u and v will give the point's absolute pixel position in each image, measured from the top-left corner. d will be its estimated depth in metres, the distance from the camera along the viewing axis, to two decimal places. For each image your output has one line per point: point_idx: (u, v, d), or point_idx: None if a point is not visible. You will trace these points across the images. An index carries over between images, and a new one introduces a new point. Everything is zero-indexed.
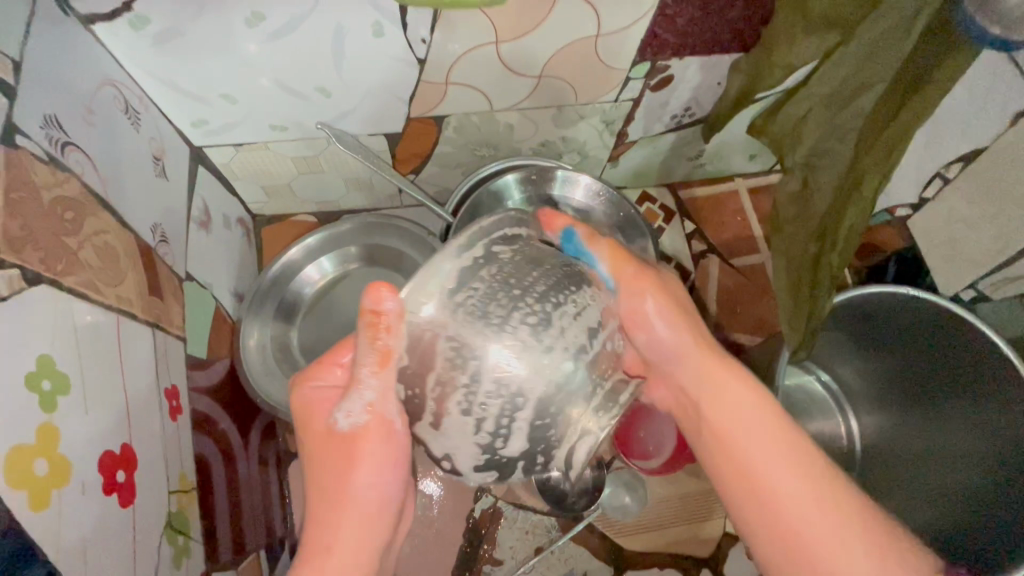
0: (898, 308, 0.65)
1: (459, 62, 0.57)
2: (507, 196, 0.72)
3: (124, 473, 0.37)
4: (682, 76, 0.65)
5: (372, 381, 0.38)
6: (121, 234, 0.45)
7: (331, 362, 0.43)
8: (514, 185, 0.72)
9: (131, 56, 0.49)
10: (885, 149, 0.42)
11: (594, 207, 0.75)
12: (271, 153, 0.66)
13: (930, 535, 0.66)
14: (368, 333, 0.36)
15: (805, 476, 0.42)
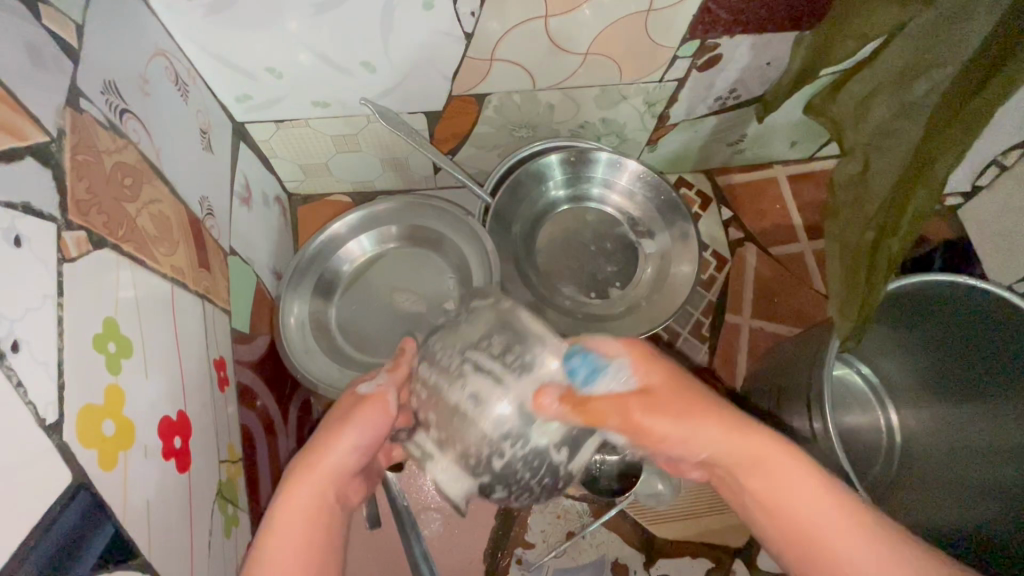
0: (948, 299, 0.62)
1: (506, 37, 0.56)
2: (546, 178, 0.73)
3: (180, 440, 0.38)
4: (731, 55, 0.63)
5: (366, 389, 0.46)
6: (173, 204, 0.45)
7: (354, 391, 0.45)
8: (554, 167, 0.73)
9: (182, 27, 0.49)
10: (966, 125, 0.39)
11: (638, 192, 0.75)
12: (311, 130, 0.66)
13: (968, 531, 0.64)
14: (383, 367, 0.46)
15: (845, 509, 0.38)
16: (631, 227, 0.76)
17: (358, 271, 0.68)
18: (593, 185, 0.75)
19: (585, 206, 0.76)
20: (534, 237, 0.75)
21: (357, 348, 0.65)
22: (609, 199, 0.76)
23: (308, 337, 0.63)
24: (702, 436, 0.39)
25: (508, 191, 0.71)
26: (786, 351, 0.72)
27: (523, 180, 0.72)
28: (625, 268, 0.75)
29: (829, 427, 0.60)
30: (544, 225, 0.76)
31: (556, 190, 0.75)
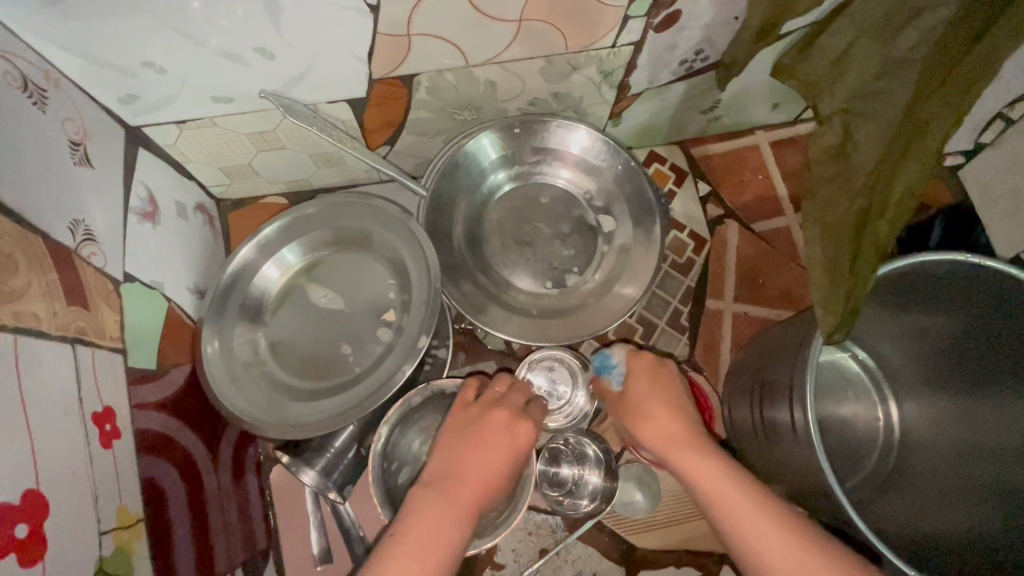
0: (949, 279, 0.56)
1: (419, 9, 0.47)
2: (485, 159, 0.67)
3: (27, 526, 0.33)
4: (691, 11, 0.54)
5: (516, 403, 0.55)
6: (21, 238, 0.38)
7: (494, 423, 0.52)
8: (493, 146, 0.67)
9: (23, 21, 0.41)
10: (961, 88, 0.32)
11: (589, 166, 0.69)
12: (221, 130, 0.58)
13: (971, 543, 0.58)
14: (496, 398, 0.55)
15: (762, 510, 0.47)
16: (585, 206, 0.70)
17: (287, 285, 0.60)
18: (540, 162, 0.69)
19: (531, 185, 0.70)
20: (488, 234, 0.69)
21: (292, 373, 0.58)
22: (557, 177, 0.70)
23: (236, 368, 0.56)
24: (658, 404, 0.56)
25: (443, 179, 0.65)
26: (770, 341, 0.65)
27: (460, 166, 0.65)
28: (584, 252, 0.69)
29: (810, 419, 0.54)
30: (494, 217, 0.69)
31: (496, 171, 0.69)
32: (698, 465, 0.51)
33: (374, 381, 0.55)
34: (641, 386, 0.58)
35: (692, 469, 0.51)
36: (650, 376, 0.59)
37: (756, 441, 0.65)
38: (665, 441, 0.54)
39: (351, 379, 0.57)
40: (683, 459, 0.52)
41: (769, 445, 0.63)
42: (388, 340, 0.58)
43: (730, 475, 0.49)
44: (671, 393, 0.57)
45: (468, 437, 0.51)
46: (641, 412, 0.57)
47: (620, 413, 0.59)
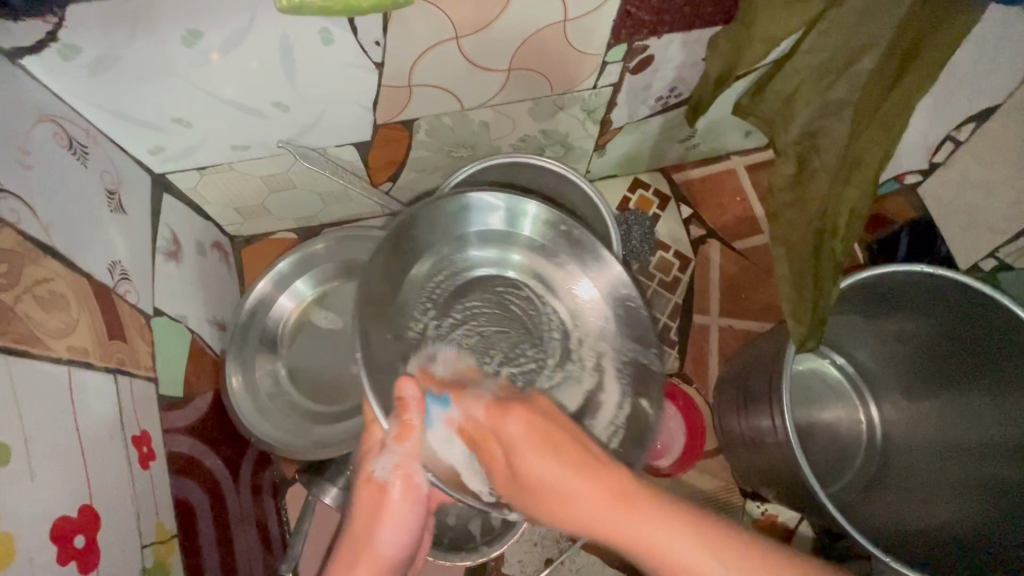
0: (912, 287, 0.63)
1: (419, 64, 0.53)
2: (455, 273, 0.62)
3: (83, 538, 0.37)
4: (662, 55, 0.60)
5: (397, 447, 0.52)
6: (70, 279, 0.43)
7: (387, 497, 0.53)
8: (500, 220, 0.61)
9: (70, 89, 0.47)
10: (883, 127, 0.39)
11: (625, 302, 0.61)
12: (238, 174, 0.63)
13: (961, 535, 0.63)
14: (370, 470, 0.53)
15: (682, 534, 0.40)
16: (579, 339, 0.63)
17: (299, 316, 0.66)
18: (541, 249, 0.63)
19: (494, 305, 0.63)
20: (470, 356, 0.59)
21: (310, 396, 0.65)
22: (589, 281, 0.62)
23: (261, 397, 0.63)
24: (555, 459, 0.47)
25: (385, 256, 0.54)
26: (750, 355, 0.70)
27: (428, 271, 0.60)
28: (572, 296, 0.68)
29: (790, 425, 0.59)
30: (471, 329, 0.61)
31: (487, 266, 0.63)
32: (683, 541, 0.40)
33: None
34: (517, 433, 0.49)
35: (648, 552, 0.41)
36: (539, 440, 0.49)
37: (747, 448, 0.69)
38: (556, 498, 0.47)
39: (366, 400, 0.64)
40: (642, 547, 0.41)
41: (753, 448, 0.68)
42: None
43: (686, 517, 0.41)
44: (560, 456, 0.47)
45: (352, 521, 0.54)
46: (556, 503, 0.47)
47: (525, 501, 0.49)
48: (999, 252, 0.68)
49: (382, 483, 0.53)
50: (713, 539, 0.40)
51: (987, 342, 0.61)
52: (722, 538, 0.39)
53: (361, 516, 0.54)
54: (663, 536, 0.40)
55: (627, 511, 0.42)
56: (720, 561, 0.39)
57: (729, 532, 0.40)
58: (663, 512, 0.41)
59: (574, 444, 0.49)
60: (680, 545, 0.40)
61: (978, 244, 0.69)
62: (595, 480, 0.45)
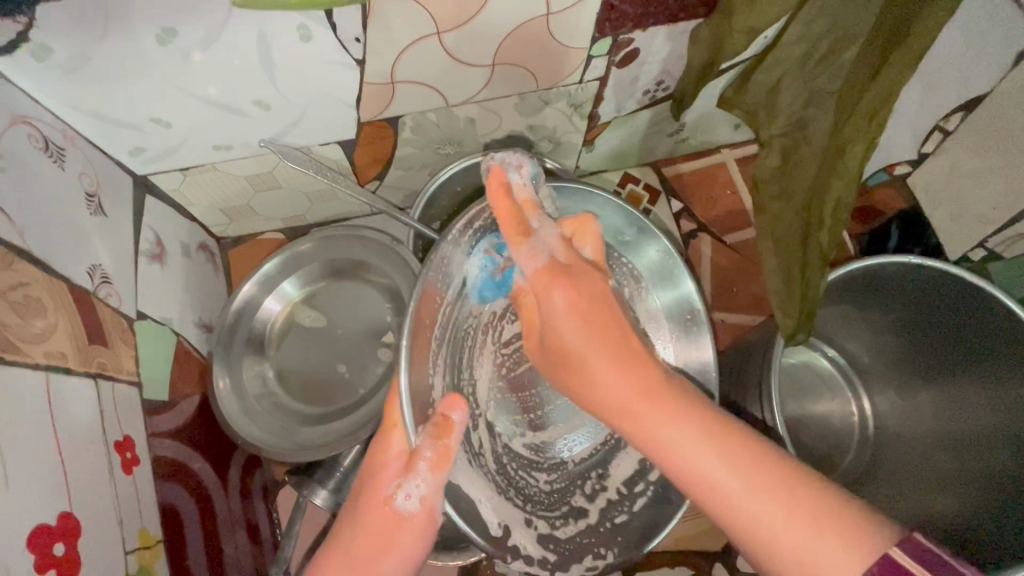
0: (899, 278, 0.63)
1: (400, 61, 0.52)
2: None
3: (63, 545, 0.37)
4: (648, 48, 0.60)
5: (427, 476, 0.46)
6: (47, 282, 0.42)
7: (404, 521, 0.47)
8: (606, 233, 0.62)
9: (46, 90, 0.46)
10: (865, 114, 0.38)
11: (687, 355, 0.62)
12: (222, 174, 0.63)
13: (958, 526, 0.62)
14: (399, 468, 0.47)
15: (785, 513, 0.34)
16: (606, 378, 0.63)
17: (287, 317, 0.66)
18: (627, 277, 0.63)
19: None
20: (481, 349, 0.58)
21: (298, 398, 0.64)
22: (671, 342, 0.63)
23: (249, 399, 0.62)
24: (625, 388, 0.39)
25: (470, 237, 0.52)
26: (739, 348, 0.71)
27: None
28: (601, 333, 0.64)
29: (779, 419, 0.59)
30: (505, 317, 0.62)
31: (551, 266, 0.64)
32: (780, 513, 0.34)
33: (375, 404, 0.60)
34: (569, 323, 0.41)
35: (667, 454, 0.37)
36: (586, 324, 0.41)
37: None
38: (631, 413, 0.39)
39: (354, 400, 0.64)
40: (677, 459, 0.37)
41: None
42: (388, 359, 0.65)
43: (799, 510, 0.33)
44: (640, 382, 0.39)
45: (363, 512, 0.47)
46: (584, 376, 0.40)
47: (565, 381, 0.42)
48: (988, 242, 0.67)
49: (396, 512, 0.46)
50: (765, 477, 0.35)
51: (978, 332, 0.61)
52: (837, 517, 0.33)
53: (362, 536, 0.46)
54: (746, 505, 0.34)
55: (717, 442, 0.36)
56: (754, 475, 0.35)
57: (852, 548, 0.32)
58: (786, 466, 0.35)
59: (630, 343, 0.41)
60: (785, 536, 0.33)
61: (966, 234, 0.69)
62: (641, 378, 0.39)
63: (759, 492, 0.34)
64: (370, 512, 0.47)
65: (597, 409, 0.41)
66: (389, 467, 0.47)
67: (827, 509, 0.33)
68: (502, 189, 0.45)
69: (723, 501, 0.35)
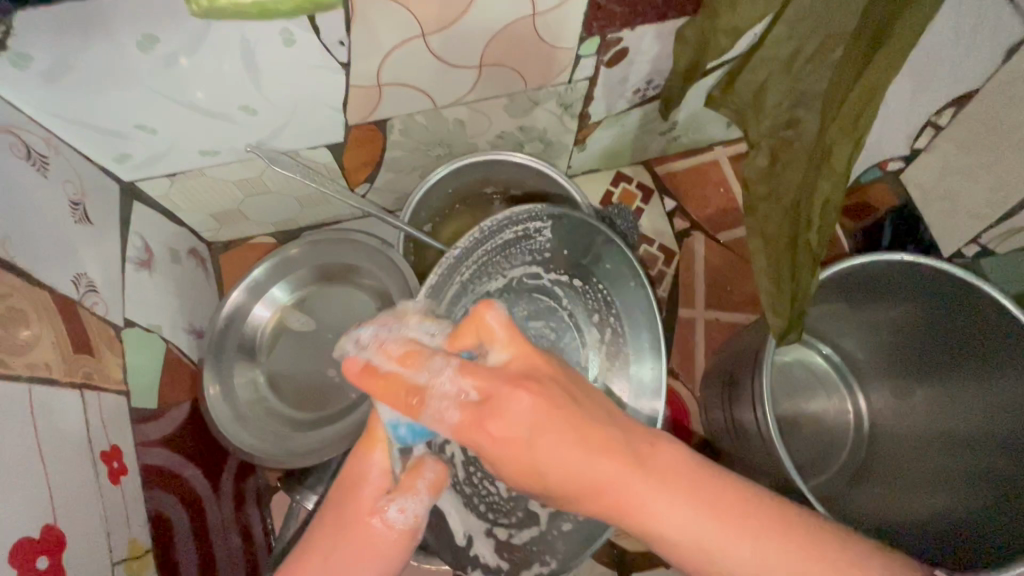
0: (894, 277, 0.62)
1: (386, 63, 0.52)
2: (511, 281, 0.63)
3: (47, 559, 0.37)
4: (637, 47, 0.59)
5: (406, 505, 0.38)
6: (31, 293, 0.42)
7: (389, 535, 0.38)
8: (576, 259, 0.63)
9: (26, 97, 0.46)
10: (849, 115, 0.37)
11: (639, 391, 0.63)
12: (210, 180, 0.62)
13: (948, 525, 0.62)
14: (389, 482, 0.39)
15: (710, 523, 0.33)
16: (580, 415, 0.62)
17: (277, 321, 0.66)
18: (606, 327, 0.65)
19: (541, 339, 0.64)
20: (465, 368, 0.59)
21: (289, 402, 0.64)
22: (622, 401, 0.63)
23: (240, 406, 0.62)
24: (565, 448, 0.33)
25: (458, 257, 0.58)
26: (733, 349, 0.70)
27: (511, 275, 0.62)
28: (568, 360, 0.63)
29: (771, 422, 0.59)
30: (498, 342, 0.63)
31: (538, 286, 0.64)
32: (693, 522, 0.33)
33: (367, 408, 0.60)
34: (525, 415, 0.33)
35: (645, 516, 0.33)
36: (551, 415, 0.33)
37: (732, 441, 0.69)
38: (522, 461, 0.33)
39: (346, 405, 0.63)
40: (619, 502, 0.33)
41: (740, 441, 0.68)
42: None
43: (711, 527, 0.33)
44: (545, 408, 0.33)
45: (348, 511, 0.38)
46: (530, 463, 0.33)
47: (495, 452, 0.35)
48: (981, 238, 0.67)
49: (381, 528, 0.38)
50: (710, 504, 0.33)
51: (973, 331, 0.61)
52: (736, 503, 0.33)
53: (339, 550, 0.37)
54: (665, 515, 0.33)
55: (612, 457, 0.33)
56: (703, 515, 0.33)
57: (768, 511, 0.33)
58: (702, 470, 0.34)
59: (572, 405, 0.34)
60: (677, 514, 0.33)
61: (960, 230, 0.68)
62: (574, 437, 0.33)
63: (744, 541, 0.32)
64: (356, 518, 0.38)
65: (507, 466, 0.35)
66: (373, 462, 0.39)
67: (769, 520, 0.33)
68: (469, 321, 0.38)
69: (605, 502, 0.33)
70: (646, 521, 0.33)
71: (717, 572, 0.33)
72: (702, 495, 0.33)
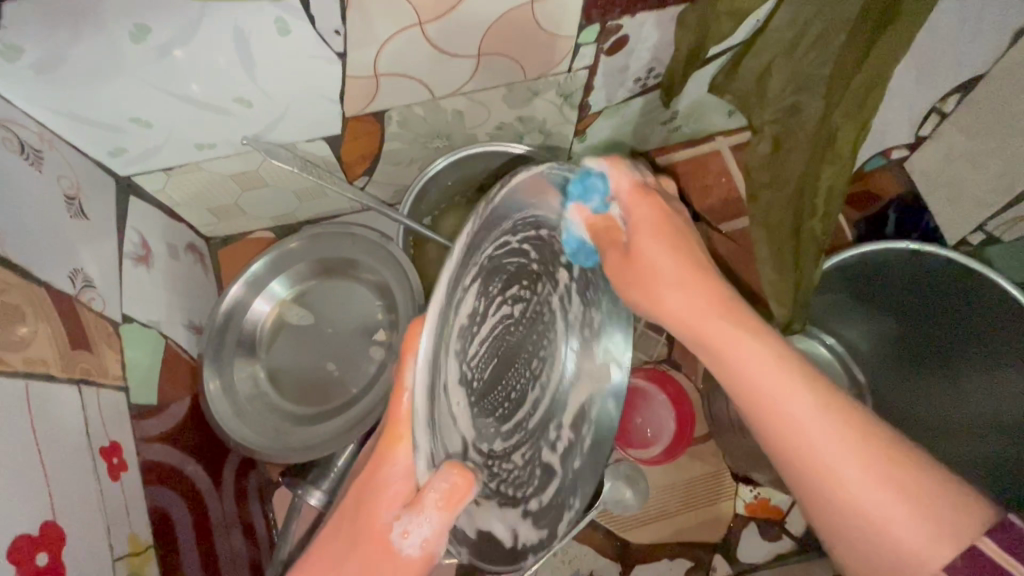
0: (898, 265, 0.62)
1: (383, 53, 0.51)
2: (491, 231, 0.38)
3: (47, 555, 0.36)
4: (637, 35, 0.58)
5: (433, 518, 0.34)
6: (28, 289, 0.42)
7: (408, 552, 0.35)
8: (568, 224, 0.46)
9: (18, 90, 0.45)
10: (856, 98, 0.37)
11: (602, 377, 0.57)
12: (207, 174, 0.62)
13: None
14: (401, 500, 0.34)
15: (830, 418, 0.35)
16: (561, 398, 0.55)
17: (277, 316, 0.65)
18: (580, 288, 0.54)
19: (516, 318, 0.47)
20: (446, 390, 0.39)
21: (288, 398, 0.64)
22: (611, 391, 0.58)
23: (240, 402, 0.62)
24: (661, 295, 0.39)
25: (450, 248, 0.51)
26: None
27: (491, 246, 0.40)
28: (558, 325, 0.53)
29: None
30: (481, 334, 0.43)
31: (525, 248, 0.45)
32: (804, 399, 0.35)
33: (368, 403, 0.59)
34: (642, 214, 0.40)
35: (739, 374, 0.37)
36: (686, 270, 0.39)
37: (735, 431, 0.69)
38: (684, 313, 0.38)
39: (346, 400, 0.63)
40: (713, 346, 0.38)
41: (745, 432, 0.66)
42: (380, 357, 0.64)
43: (816, 397, 0.35)
44: (681, 261, 0.39)
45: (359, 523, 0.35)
46: (641, 286, 0.40)
47: (631, 294, 0.41)
48: (987, 225, 0.65)
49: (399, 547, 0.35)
50: (883, 469, 0.34)
51: (975, 318, 0.60)
52: (838, 400, 0.35)
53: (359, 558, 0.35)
54: (743, 351, 0.36)
55: (743, 329, 0.37)
56: (833, 416, 0.35)
57: (868, 416, 0.36)
58: (796, 366, 0.36)
59: (701, 267, 0.39)
60: (802, 402, 0.35)
61: (964, 219, 0.68)
62: (702, 291, 0.38)
63: (878, 486, 0.33)
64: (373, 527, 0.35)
65: (664, 318, 0.40)
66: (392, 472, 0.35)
67: (878, 439, 0.35)
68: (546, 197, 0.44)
69: (744, 384, 0.37)
70: (750, 390, 0.36)
71: (815, 465, 0.35)
72: (837, 406, 0.35)
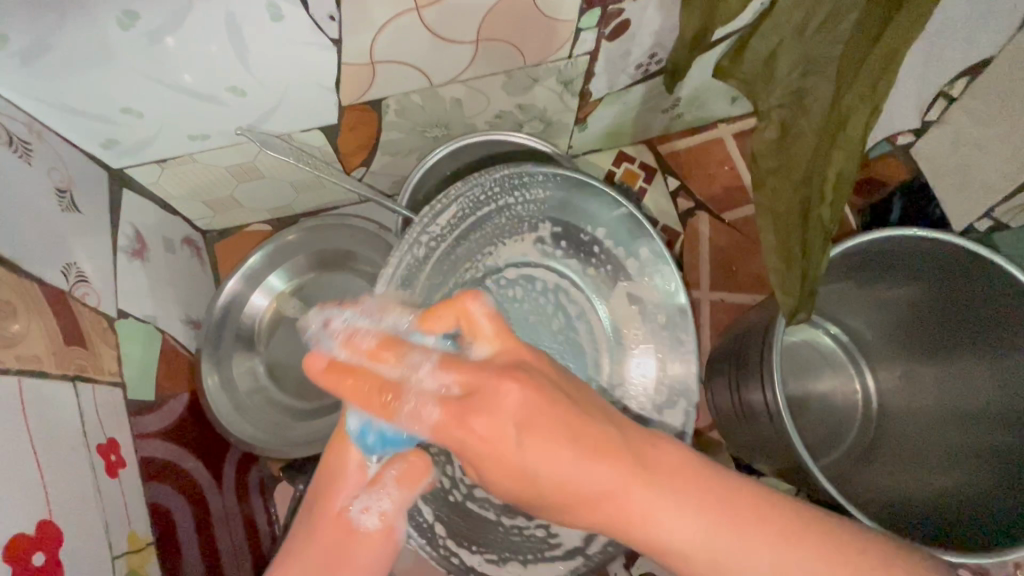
0: (905, 253, 0.61)
1: (379, 39, 0.50)
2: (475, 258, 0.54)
3: (44, 555, 0.36)
4: (639, 19, 0.57)
5: (394, 489, 0.42)
6: (19, 285, 0.41)
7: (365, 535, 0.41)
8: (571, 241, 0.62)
9: (4, 81, 0.44)
10: (868, 80, 0.36)
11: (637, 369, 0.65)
12: (202, 166, 0.60)
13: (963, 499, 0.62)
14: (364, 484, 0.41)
15: (704, 519, 0.32)
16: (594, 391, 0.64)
17: (275, 309, 0.64)
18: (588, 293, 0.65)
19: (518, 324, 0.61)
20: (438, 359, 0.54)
21: (289, 392, 0.64)
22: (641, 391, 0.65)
23: (240, 397, 0.61)
24: (562, 462, 0.32)
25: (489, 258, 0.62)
26: (740, 329, 0.69)
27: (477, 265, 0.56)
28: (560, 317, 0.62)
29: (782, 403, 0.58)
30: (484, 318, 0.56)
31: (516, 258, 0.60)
32: (680, 519, 0.31)
33: None
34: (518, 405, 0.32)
35: (642, 526, 0.32)
36: (538, 433, 0.32)
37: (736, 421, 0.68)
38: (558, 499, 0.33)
39: None
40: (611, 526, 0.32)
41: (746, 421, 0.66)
42: None
43: (694, 488, 0.32)
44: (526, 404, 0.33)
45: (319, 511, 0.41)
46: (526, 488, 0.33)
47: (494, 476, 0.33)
48: (994, 212, 0.66)
49: (352, 523, 0.41)
50: (726, 517, 0.31)
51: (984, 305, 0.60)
52: (716, 500, 0.32)
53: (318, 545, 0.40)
54: (642, 508, 0.31)
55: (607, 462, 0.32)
56: (702, 515, 0.32)
57: (740, 492, 0.33)
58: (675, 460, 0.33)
59: (575, 414, 0.33)
60: (663, 518, 0.32)
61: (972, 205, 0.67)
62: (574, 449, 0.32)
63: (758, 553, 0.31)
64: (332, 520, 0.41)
65: (498, 484, 0.34)
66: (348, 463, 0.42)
67: (767, 514, 0.32)
68: None
69: (614, 524, 0.32)
70: (633, 528, 0.32)
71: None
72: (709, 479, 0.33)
